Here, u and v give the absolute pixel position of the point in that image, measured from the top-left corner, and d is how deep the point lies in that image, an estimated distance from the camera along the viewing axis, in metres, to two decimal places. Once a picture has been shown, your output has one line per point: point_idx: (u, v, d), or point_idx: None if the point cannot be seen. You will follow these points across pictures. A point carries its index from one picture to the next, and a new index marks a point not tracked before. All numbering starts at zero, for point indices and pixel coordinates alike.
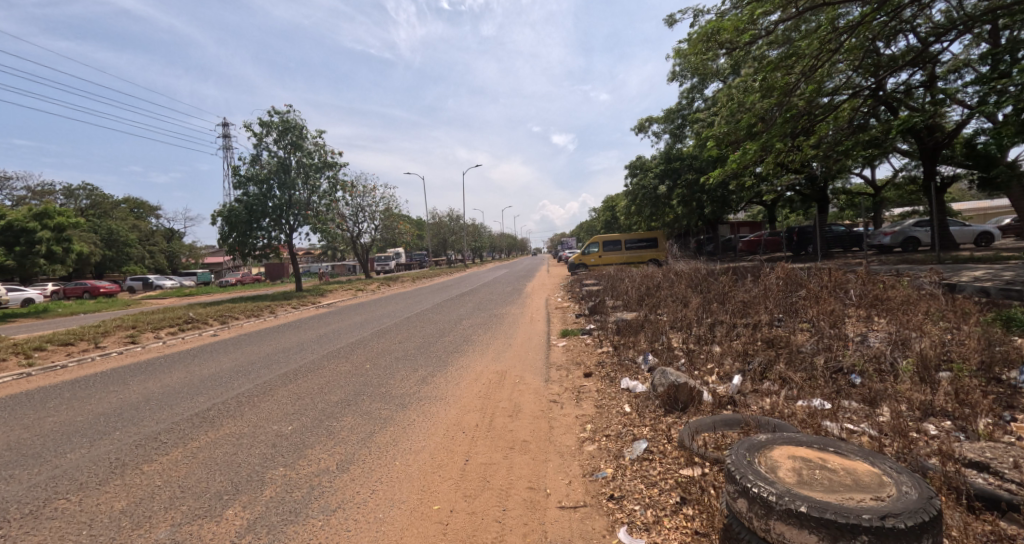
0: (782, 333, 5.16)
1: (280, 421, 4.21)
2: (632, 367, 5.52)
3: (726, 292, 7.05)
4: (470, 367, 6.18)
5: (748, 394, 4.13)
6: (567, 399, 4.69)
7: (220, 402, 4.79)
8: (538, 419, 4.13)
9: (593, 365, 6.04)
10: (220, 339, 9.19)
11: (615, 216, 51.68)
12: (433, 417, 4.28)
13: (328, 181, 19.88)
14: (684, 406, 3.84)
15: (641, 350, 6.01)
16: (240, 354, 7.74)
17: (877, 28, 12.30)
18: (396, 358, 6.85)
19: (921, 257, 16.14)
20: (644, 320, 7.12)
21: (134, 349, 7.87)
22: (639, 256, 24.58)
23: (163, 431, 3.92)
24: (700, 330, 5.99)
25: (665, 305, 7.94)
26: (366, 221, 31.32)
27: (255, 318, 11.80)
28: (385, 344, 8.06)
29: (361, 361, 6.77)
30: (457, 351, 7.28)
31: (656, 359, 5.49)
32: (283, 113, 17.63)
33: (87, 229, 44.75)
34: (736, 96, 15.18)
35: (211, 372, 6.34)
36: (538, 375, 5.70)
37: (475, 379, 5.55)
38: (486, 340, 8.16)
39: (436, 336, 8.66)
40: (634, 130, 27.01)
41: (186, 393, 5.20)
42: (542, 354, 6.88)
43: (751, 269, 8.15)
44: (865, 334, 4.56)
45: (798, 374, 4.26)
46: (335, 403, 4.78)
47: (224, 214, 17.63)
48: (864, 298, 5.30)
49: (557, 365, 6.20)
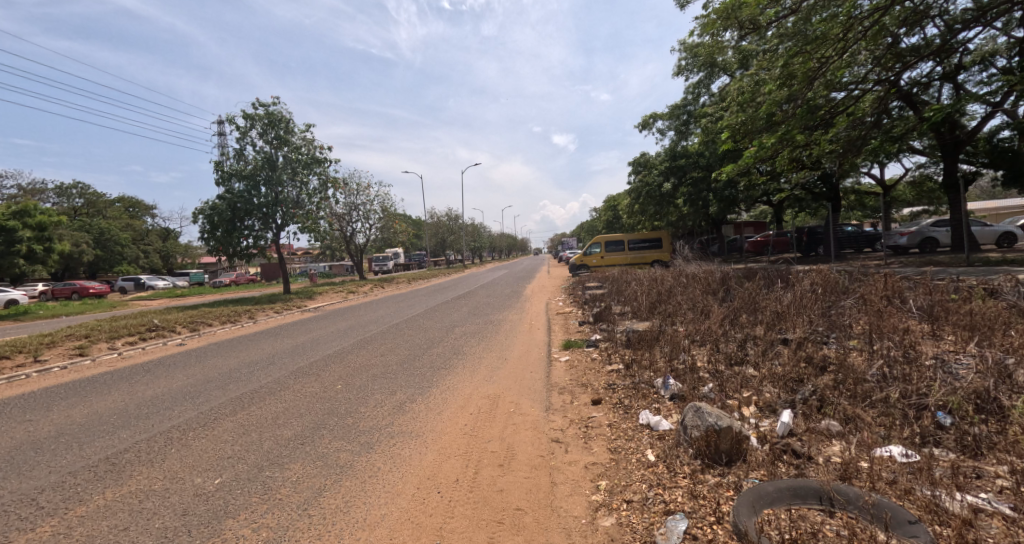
0: (833, 354, 4.25)
1: (206, 471, 3.28)
2: (650, 393, 4.61)
3: (752, 299, 6.20)
4: (459, 390, 5.29)
5: (807, 438, 3.22)
6: (573, 439, 3.78)
7: (145, 440, 3.87)
8: (536, 471, 3.21)
9: (601, 388, 5.13)
10: (186, 350, 8.28)
11: (618, 215, 50.67)
12: (404, 465, 3.37)
13: (318, 177, 18.99)
14: (729, 459, 2.93)
15: (659, 371, 5.11)
16: (202, 368, 6.86)
17: (902, 14, 11.50)
18: (374, 377, 5.95)
19: (946, 259, 15.17)
20: (659, 333, 6.20)
21: (81, 364, 6.96)
22: (644, 257, 23.69)
23: (45, 490, 2.99)
24: (728, 347, 5.12)
25: (681, 314, 7.04)
26: (361, 220, 30.43)
27: (230, 324, 10.88)
28: (364, 358, 7.13)
29: (332, 380, 5.85)
30: (444, 367, 6.38)
31: (678, 384, 4.59)
32: (269, 106, 16.75)
33: (78, 230, 43.93)
34: (750, 86, 14.31)
35: (155, 394, 5.41)
36: (537, 401, 4.81)
37: (462, 407, 4.64)
38: (479, 352, 7.26)
39: (424, 347, 7.75)
40: (637, 127, 26.20)
41: (109, 426, 4.26)
42: (542, 372, 5.99)
43: (777, 272, 7.26)
44: (945, 357, 3.67)
45: (867, 410, 3.37)
46: (284, 441, 3.85)
47: (206, 212, 16.71)
48: (930, 310, 4.41)
49: (559, 387, 5.28)
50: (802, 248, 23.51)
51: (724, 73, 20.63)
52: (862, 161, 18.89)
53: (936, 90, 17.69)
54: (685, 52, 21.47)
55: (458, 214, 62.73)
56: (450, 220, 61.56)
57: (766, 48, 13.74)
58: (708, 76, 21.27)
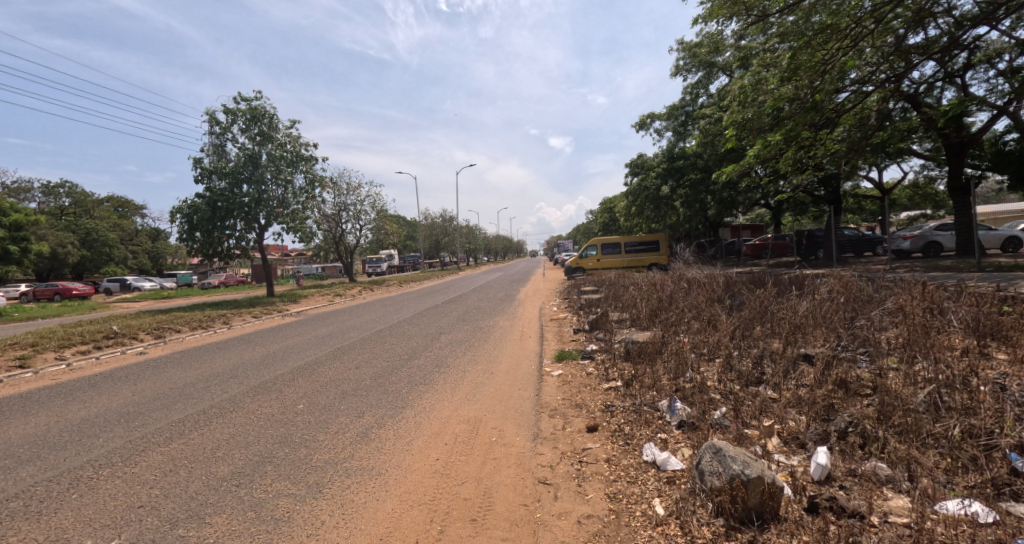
0: (869, 376, 3.64)
1: (102, 529, 2.58)
2: (655, 420, 3.99)
3: (766, 306, 5.63)
4: (437, 411, 4.65)
5: (851, 486, 2.61)
6: (563, 481, 3.14)
7: (41, 483, 3.14)
8: (517, 529, 2.57)
9: (598, 411, 4.52)
10: (145, 360, 7.56)
11: (614, 217, 50.12)
12: (355, 519, 2.70)
13: (304, 176, 18.31)
14: (761, 520, 2.30)
15: (664, 392, 4.50)
16: (155, 381, 6.16)
17: (912, 8, 10.99)
18: (342, 395, 5.28)
19: (954, 264, 14.65)
20: (661, 346, 5.62)
21: (20, 377, 6.25)
22: (641, 261, 23.12)
23: None
24: (741, 364, 4.53)
25: (685, 324, 6.45)
26: (351, 221, 29.70)
27: (201, 330, 10.16)
28: (336, 371, 6.46)
29: (294, 398, 5.19)
30: (424, 383, 5.73)
31: (687, 409, 3.98)
32: (251, 100, 16.08)
33: (63, 230, 43.04)
34: (750, 84, 13.78)
35: (87, 414, 4.71)
36: (524, 427, 4.17)
37: (436, 436, 4.00)
38: (464, 365, 6.62)
39: (405, 359, 7.09)
40: (634, 127, 25.68)
41: (11, 461, 3.54)
42: (531, 390, 5.36)
43: (788, 278, 6.71)
44: (1010, 385, 3.06)
45: (921, 447, 2.76)
46: (215, 482, 3.16)
47: (185, 211, 15.97)
48: (978, 323, 3.81)
49: (550, 409, 4.64)
50: (801, 252, 23.06)
51: (723, 72, 20.14)
52: (863, 164, 18.45)
53: (940, 92, 17.25)
54: (682, 51, 21.00)
55: (453, 216, 62.19)
56: (444, 221, 60.96)
57: (768, 45, 13.23)
58: (706, 75, 20.76)
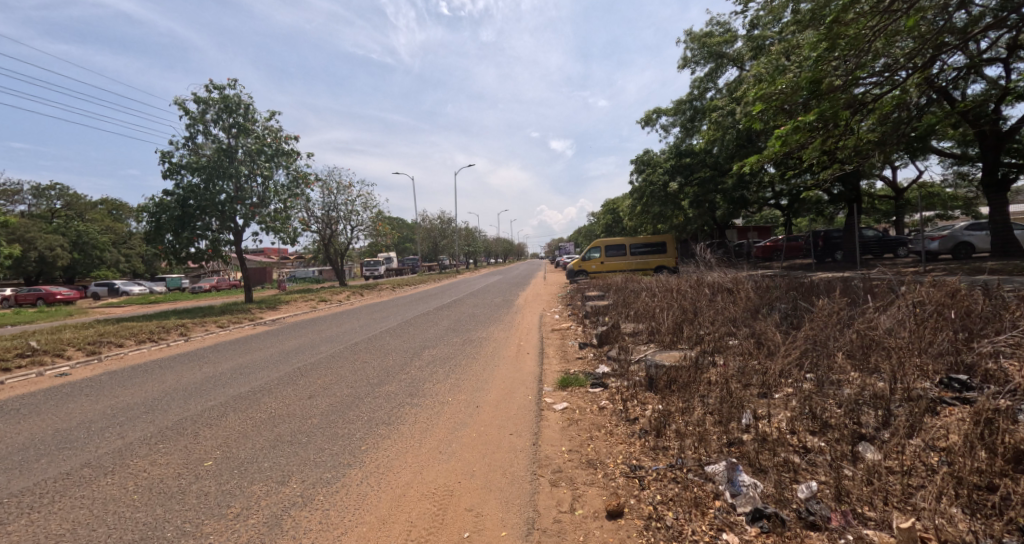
0: None
1: None
2: (714, 504, 2.61)
3: (837, 323, 4.32)
4: (393, 476, 3.29)
5: None
6: None
7: None
8: None
9: (619, 478, 3.16)
10: (63, 383, 6.24)
11: (618, 218, 48.72)
12: None
13: (285, 172, 17.08)
14: None
15: (714, 452, 3.13)
16: (51, 416, 4.81)
17: None
18: (272, 445, 3.91)
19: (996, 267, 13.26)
20: (698, 374, 4.28)
21: None
22: (647, 263, 21.73)
23: None
24: (825, 411, 3.19)
25: (722, 343, 5.14)
26: (342, 221, 28.41)
27: (150, 345, 8.83)
28: (282, 402, 5.13)
29: (206, 449, 3.82)
30: (386, 423, 4.38)
31: (761, 487, 2.62)
32: (224, 89, 14.86)
33: (52, 232, 41.78)
34: (771, 70, 12.41)
35: None
36: (513, 507, 2.84)
37: (380, 528, 2.64)
38: (444, 393, 5.29)
39: (374, 384, 5.75)
40: (640, 123, 24.37)
41: None
42: (526, 435, 4.03)
43: (847, 286, 5.39)
44: None
45: None
46: None
47: (152, 210, 14.64)
48: None
49: (553, 473, 3.29)
50: (817, 254, 21.63)
51: (734, 64, 18.84)
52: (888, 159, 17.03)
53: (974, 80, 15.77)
54: (691, 43, 19.80)
55: (451, 218, 60.88)
56: (442, 223, 59.35)
57: (788, 27, 11.94)
58: (716, 68, 19.46)
